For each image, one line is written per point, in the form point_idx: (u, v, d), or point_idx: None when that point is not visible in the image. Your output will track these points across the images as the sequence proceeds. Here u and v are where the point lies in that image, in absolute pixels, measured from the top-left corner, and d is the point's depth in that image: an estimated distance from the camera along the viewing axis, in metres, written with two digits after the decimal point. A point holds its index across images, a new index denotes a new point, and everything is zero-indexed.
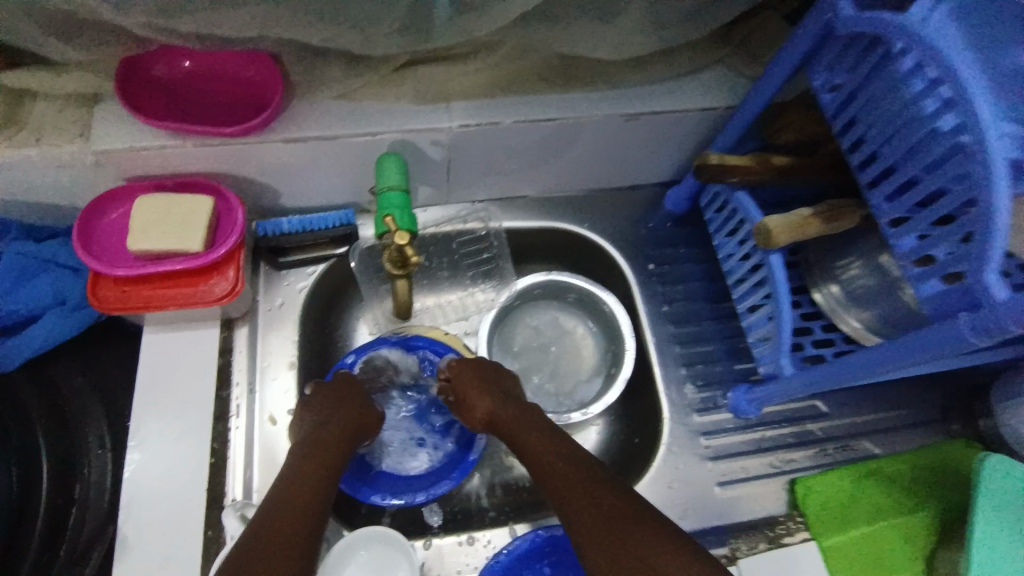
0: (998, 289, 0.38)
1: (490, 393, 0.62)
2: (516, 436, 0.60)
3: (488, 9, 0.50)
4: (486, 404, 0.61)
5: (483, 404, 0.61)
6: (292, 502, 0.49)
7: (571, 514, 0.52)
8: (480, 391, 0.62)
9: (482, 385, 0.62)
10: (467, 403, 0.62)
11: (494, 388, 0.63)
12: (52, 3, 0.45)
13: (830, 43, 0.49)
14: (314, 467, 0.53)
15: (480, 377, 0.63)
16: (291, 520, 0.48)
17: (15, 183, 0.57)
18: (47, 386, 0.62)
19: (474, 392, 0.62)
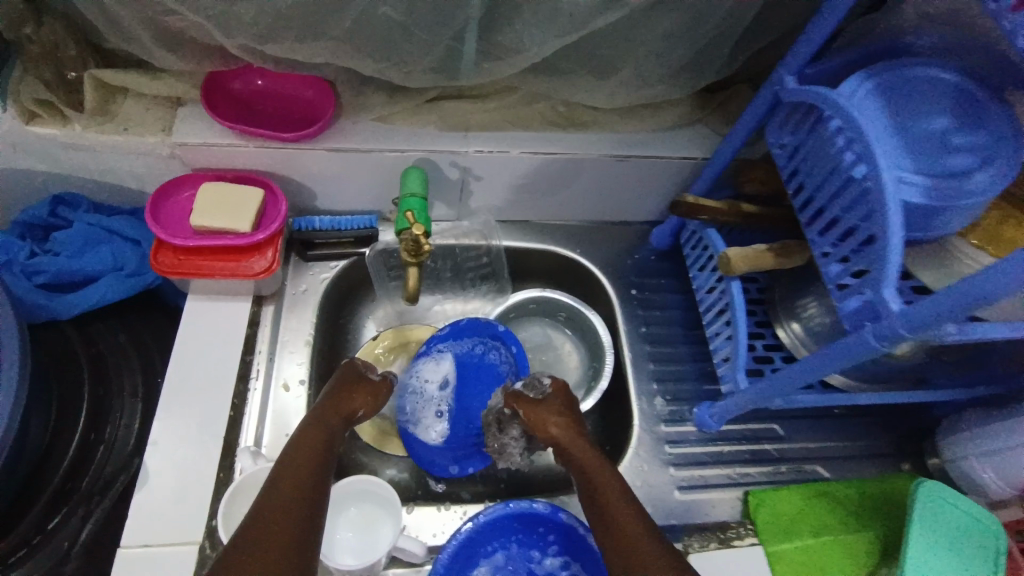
0: (891, 301, 0.46)
1: (563, 414, 0.66)
2: (569, 453, 0.63)
3: (509, 58, 0.62)
4: (557, 427, 0.65)
5: (555, 420, 0.66)
6: (288, 478, 0.53)
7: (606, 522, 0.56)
8: (548, 409, 0.67)
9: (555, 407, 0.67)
10: (540, 417, 0.66)
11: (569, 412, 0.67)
12: (172, 23, 0.58)
13: (779, 110, 0.61)
14: (317, 426, 0.60)
15: (559, 403, 0.68)
16: (292, 498, 0.51)
17: (103, 163, 0.69)
18: (92, 340, 0.70)
19: (547, 410, 0.67)
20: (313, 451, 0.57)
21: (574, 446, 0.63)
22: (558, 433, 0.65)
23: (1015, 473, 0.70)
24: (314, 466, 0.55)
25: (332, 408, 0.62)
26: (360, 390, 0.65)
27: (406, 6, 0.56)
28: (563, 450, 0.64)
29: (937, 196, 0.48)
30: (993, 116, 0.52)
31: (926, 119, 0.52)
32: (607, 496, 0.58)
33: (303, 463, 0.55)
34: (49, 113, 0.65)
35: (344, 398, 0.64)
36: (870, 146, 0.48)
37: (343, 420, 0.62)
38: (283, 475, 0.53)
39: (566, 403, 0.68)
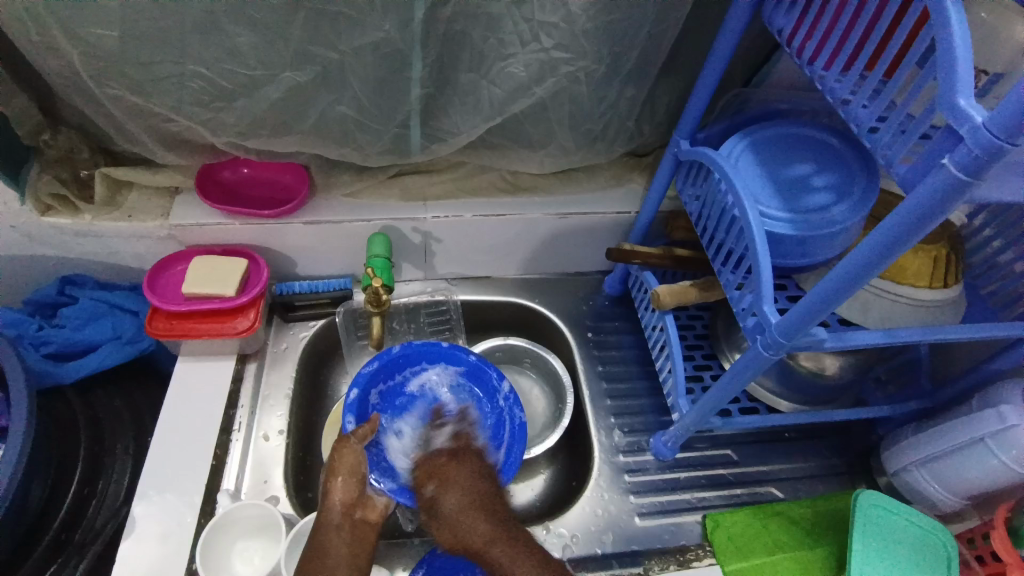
0: (770, 315, 0.55)
1: (472, 509, 0.66)
2: (483, 547, 0.63)
3: (448, 140, 0.75)
4: (468, 528, 0.65)
5: (457, 510, 0.66)
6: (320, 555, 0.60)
7: None
8: (458, 511, 0.66)
9: (463, 501, 0.67)
10: (452, 515, 0.66)
11: (473, 486, 0.68)
12: (172, 129, 0.70)
13: (681, 168, 0.73)
14: (337, 492, 0.64)
15: (466, 497, 0.67)
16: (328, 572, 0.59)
17: (109, 248, 0.80)
18: (92, 404, 0.79)
19: (451, 498, 0.67)
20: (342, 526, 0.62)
21: (489, 546, 0.63)
22: (471, 532, 0.64)
23: (953, 480, 0.71)
24: (352, 544, 0.62)
25: (344, 472, 0.64)
26: (347, 452, 0.65)
27: (357, 105, 0.68)
28: (483, 548, 0.63)
29: (802, 227, 0.58)
30: (848, 160, 0.62)
31: (789, 167, 0.62)
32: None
33: (342, 543, 0.62)
34: (63, 205, 0.76)
35: (348, 462, 0.64)
36: (738, 194, 0.58)
37: (355, 485, 0.64)
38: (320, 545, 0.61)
39: (476, 482, 0.69)
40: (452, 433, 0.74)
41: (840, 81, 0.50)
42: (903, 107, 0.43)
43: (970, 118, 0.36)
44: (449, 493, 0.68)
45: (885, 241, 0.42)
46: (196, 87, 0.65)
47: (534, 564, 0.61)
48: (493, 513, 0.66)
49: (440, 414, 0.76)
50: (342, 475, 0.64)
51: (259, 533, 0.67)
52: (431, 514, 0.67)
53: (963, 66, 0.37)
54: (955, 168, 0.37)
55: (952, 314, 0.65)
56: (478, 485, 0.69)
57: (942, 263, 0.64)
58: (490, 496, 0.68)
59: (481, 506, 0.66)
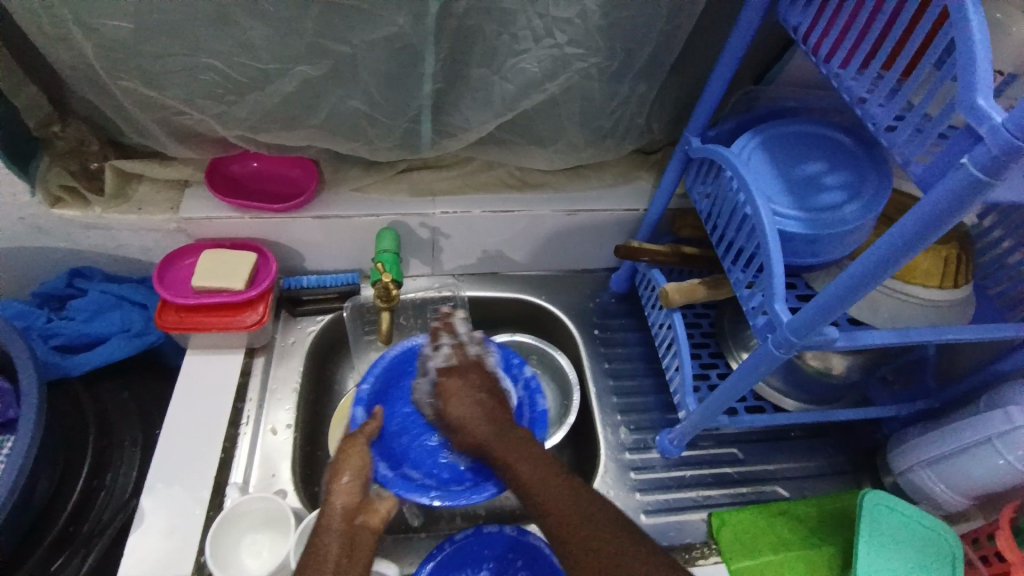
0: (782, 313, 0.54)
1: (474, 407, 0.67)
2: (489, 445, 0.65)
3: (458, 135, 0.75)
4: (473, 428, 0.66)
5: (463, 417, 0.67)
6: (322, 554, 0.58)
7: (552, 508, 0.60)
8: (462, 412, 0.67)
9: (464, 399, 0.68)
10: (458, 423, 0.67)
11: (476, 393, 0.69)
12: (182, 122, 0.70)
13: (692, 165, 0.73)
14: (341, 493, 0.62)
15: (470, 398, 0.68)
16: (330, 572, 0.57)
17: (118, 241, 0.80)
18: (101, 397, 0.79)
19: (458, 409, 0.68)
20: (344, 530, 0.60)
21: (491, 442, 0.65)
22: (474, 431, 0.66)
23: (958, 481, 0.71)
24: (348, 547, 0.59)
25: (351, 472, 0.64)
26: (356, 450, 0.65)
27: (368, 100, 0.68)
28: (487, 446, 0.65)
29: (813, 226, 0.58)
30: (861, 159, 0.62)
31: (801, 166, 0.62)
32: (537, 487, 0.61)
33: (338, 543, 0.59)
34: (73, 198, 0.76)
35: (353, 459, 0.65)
36: (749, 192, 0.58)
37: (359, 485, 0.63)
38: (321, 549, 0.59)
39: (476, 389, 0.69)
40: (447, 355, 0.74)
41: (855, 80, 0.50)
42: (920, 108, 0.43)
43: (989, 118, 0.36)
44: (455, 404, 0.68)
45: (901, 241, 0.42)
46: (207, 80, 0.64)
47: (543, 471, 0.62)
48: (497, 414, 0.67)
49: (438, 333, 0.77)
50: (347, 475, 0.63)
51: (266, 527, 0.67)
52: (443, 424, 0.69)
53: (982, 66, 0.37)
54: (972, 168, 0.37)
55: (961, 314, 0.65)
56: (482, 383, 0.70)
57: (952, 263, 0.64)
58: (495, 406, 0.68)
59: (486, 413, 0.67)
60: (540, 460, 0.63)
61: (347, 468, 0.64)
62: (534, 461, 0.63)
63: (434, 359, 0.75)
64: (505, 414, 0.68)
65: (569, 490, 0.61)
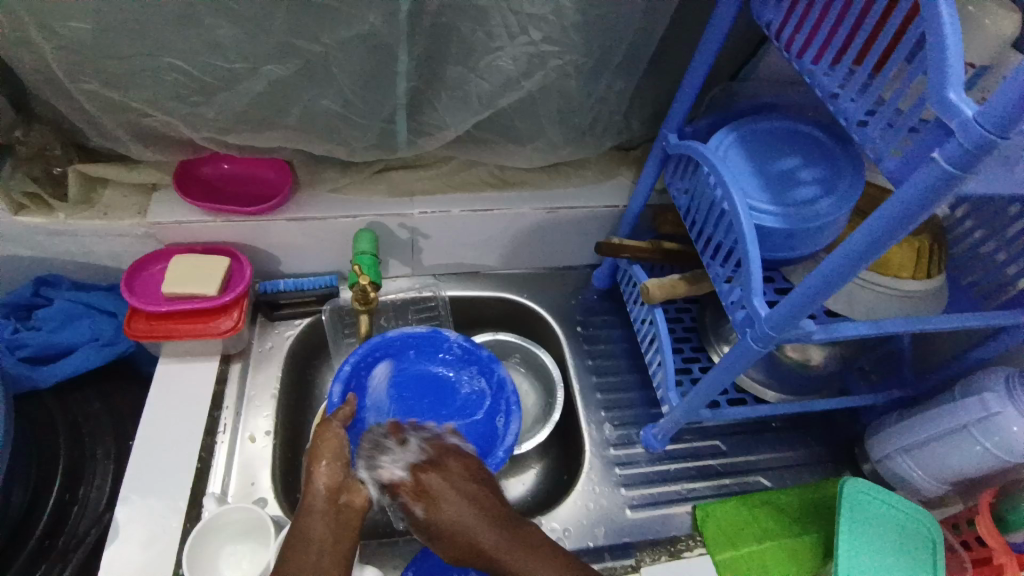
0: (760, 308, 0.55)
1: (465, 502, 0.59)
2: (493, 553, 0.57)
3: (436, 134, 0.74)
4: (472, 535, 0.57)
5: (456, 519, 0.58)
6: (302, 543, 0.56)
7: None
8: (459, 511, 0.58)
9: (451, 498, 0.59)
10: (451, 525, 0.58)
11: (466, 489, 0.60)
12: (148, 124, 0.68)
13: (669, 161, 0.73)
14: (318, 480, 0.59)
15: (461, 495, 0.60)
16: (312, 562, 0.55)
17: (84, 248, 0.77)
18: (71, 409, 0.77)
19: (449, 512, 0.58)
20: (326, 517, 0.57)
21: (496, 549, 0.57)
22: (471, 536, 0.57)
23: (936, 467, 0.72)
24: (333, 532, 0.57)
25: (328, 457, 0.61)
26: (330, 437, 0.62)
27: (342, 99, 0.67)
28: (491, 555, 0.57)
29: (790, 221, 0.58)
30: (835, 154, 0.63)
31: (777, 161, 0.63)
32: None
33: (322, 532, 0.57)
34: (36, 204, 0.73)
35: (330, 445, 0.61)
36: (727, 188, 0.58)
37: (338, 469, 0.60)
38: (303, 535, 0.56)
39: (463, 483, 0.61)
40: (419, 447, 0.66)
41: (828, 75, 0.50)
42: (891, 103, 0.43)
43: (960, 113, 0.36)
44: (443, 509, 0.58)
45: (875, 234, 0.42)
46: (173, 81, 0.62)
47: (560, 569, 0.56)
48: (493, 505, 0.60)
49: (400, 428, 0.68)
50: (325, 461, 0.60)
51: (246, 536, 0.66)
52: (426, 534, 0.59)
53: (952, 60, 0.38)
54: (944, 162, 0.37)
55: (935, 303, 0.66)
56: (466, 478, 0.62)
57: (925, 255, 0.66)
58: (483, 495, 0.60)
59: (478, 507, 0.59)
60: (552, 556, 0.57)
61: (325, 453, 0.61)
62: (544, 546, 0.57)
63: (398, 455, 0.65)
64: (500, 501, 0.61)
65: (576, 567, 0.56)
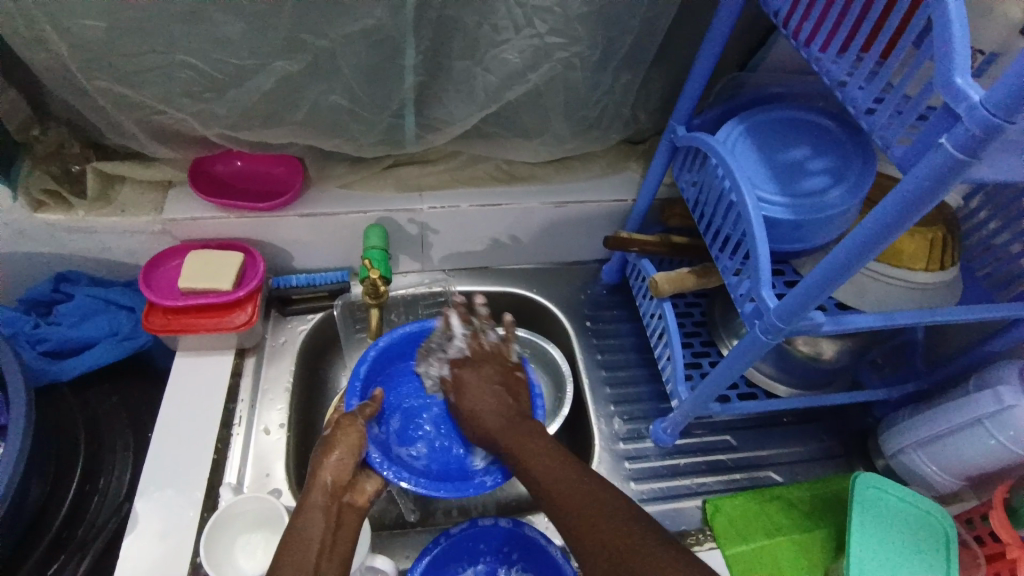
0: (768, 300, 0.55)
1: (490, 396, 0.69)
2: (501, 438, 0.65)
3: (443, 128, 0.74)
4: (486, 420, 0.67)
5: (475, 410, 0.68)
6: (299, 542, 0.57)
7: (562, 497, 0.58)
8: (482, 401, 0.68)
9: (483, 388, 0.69)
10: (471, 415, 0.68)
11: (486, 390, 0.69)
12: (162, 122, 0.70)
13: (678, 154, 0.73)
14: (322, 481, 0.62)
15: (489, 385, 0.70)
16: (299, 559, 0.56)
17: (102, 245, 0.79)
18: (92, 402, 0.79)
19: (468, 402, 0.69)
20: (329, 517, 0.60)
21: (501, 433, 0.65)
22: (486, 423, 0.67)
23: (950, 461, 0.71)
24: (328, 531, 0.58)
25: (337, 446, 0.64)
26: (351, 432, 0.65)
27: (350, 94, 0.68)
28: (500, 437, 0.65)
29: (799, 212, 0.58)
30: (844, 143, 0.62)
31: (786, 151, 0.62)
32: (546, 475, 0.60)
33: (318, 528, 0.58)
34: (56, 201, 0.75)
35: (345, 438, 0.64)
36: (735, 180, 0.58)
37: (348, 466, 0.63)
38: (302, 532, 0.58)
39: (486, 381, 0.70)
40: (466, 342, 0.74)
41: (836, 63, 0.50)
42: (898, 89, 0.43)
43: (967, 97, 0.36)
44: (466, 400, 0.70)
45: (883, 221, 0.42)
46: (185, 79, 0.64)
47: (556, 463, 0.61)
48: (512, 403, 0.68)
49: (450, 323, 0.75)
50: (337, 454, 0.63)
51: (260, 526, 0.67)
52: (458, 417, 0.70)
53: (959, 45, 0.37)
54: (952, 147, 0.37)
55: (948, 295, 0.65)
56: (502, 373, 0.71)
57: (938, 246, 0.65)
58: (501, 393, 0.69)
59: (494, 400, 0.68)
60: (547, 446, 0.62)
61: (341, 445, 0.64)
62: (545, 451, 0.62)
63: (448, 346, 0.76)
64: (523, 397, 0.69)
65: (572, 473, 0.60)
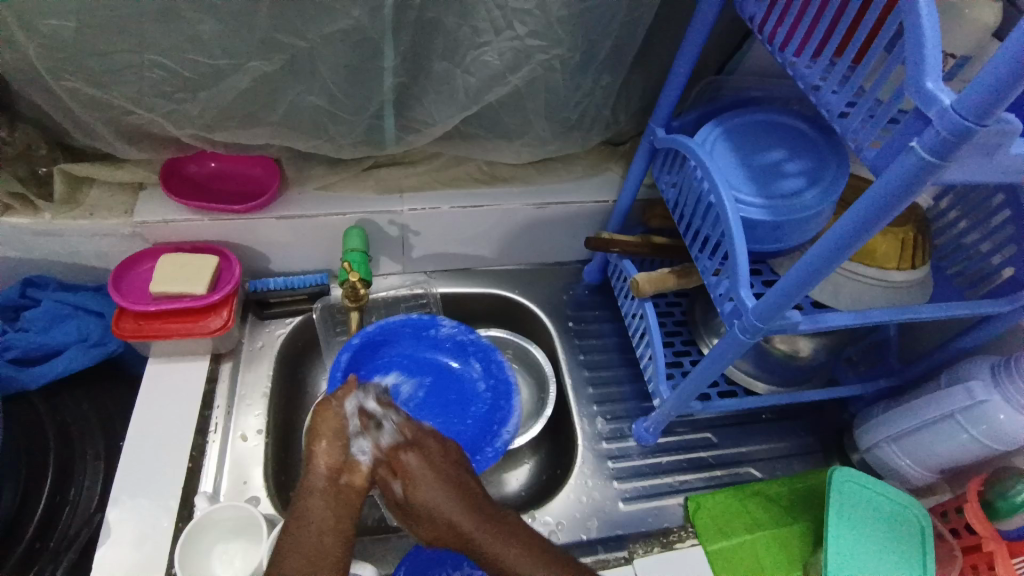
0: (747, 300, 0.55)
1: (442, 478, 0.58)
2: (473, 540, 0.54)
3: (423, 130, 0.74)
4: (445, 519, 0.55)
5: (432, 504, 0.56)
6: (302, 531, 0.53)
7: None
8: (437, 486, 0.57)
9: (429, 474, 0.58)
10: (425, 507, 0.56)
11: (444, 474, 0.58)
12: (132, 122, 0.68)
13: (657, 155, 0.73)
14: (320, 460, 0.58)
15: (445, 476, 0.58)
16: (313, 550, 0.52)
17: (70, 249, 0.77)
18: (60, 410, 0.76)
19: (424, 496, 0.56)
20: (332, 500, 0.55)
21: (475, 532, 0.54)
22: (444, 515, 0.55)
23: (923, 455, 0.73)
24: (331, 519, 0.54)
25: (328, 430, 0.59)
26: (330, 415, 0.61)
27: (328, 95, 0.67)
28: (467, 540, 0.54)
29: (776, 213, 0.59)
30: (818, 145, 0.63)
31: (763, 153, 0.63)
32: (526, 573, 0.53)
33: (319, 518, 0.54)
34: (22, 204, 0.73)
35: (330, 417, 0.61)
36: (713, 181, 0.59)
37: (340, 450, 0.59)
38: (304, 519, 0.53)
39: (437, 465, 0.59)
40: (397, 427, 0.62)
41: (810, 67, 0.51)
42: (871, 93, 0.44)
43: (937, 102, 0.37)
44: (420, 496, 0.56)
45: (858, 223, 0.43)
46: (156, 78, 0.62)
47: (539, 562, 0.53)
48: (470, 484, 0.58)
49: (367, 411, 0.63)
50: (323, 440, 0.59)
51: (238, 535, 0.66)
52: (402, 512, 0.58)
53: (930, 51, 0.38)
54: (923, 150, 0.37)
55: (920, 294, 0.67)
56: (448, 457, 0.61)
57: (909, 245, 0.66)
58: (457, 479, 0.58)
59: (457, 492, 0.57)
60: (525, 540, 0.55)
61: (329, 428, 0.60)
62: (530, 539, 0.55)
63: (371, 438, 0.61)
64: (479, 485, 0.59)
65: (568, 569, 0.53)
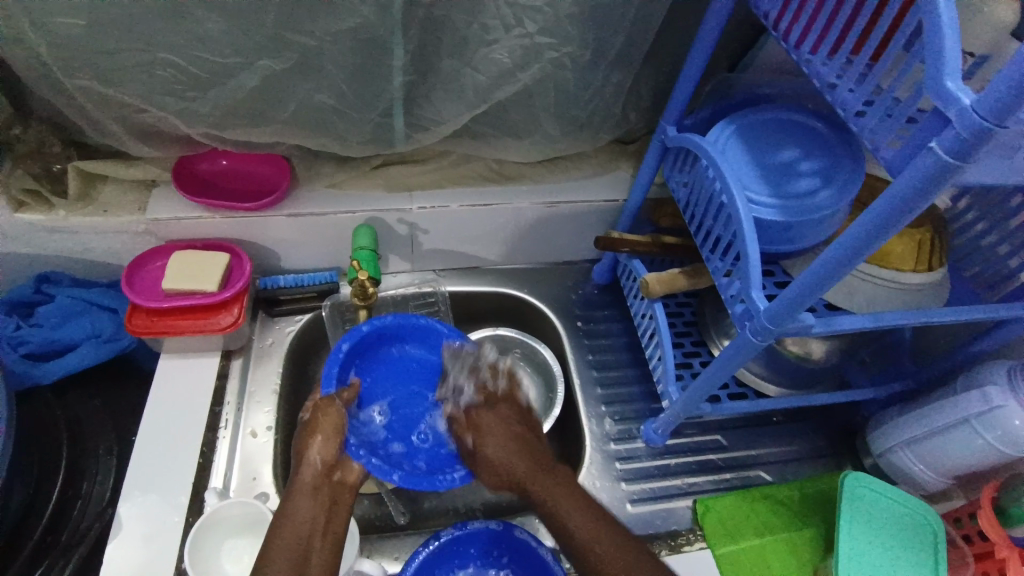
0: (758, 301, 0.55)
1: (514, 440, 0.66)
2: (529, 486, 0.63)
3: (432, 128, 0.74)
4: (511, 468, 0.64)
5: (494, 449, 0.65)
6: (287, 525, 0.57)
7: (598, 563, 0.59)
8: (512, 449, 0.65)
9: (505, 430, 0.66)
10: (492, 462, 0.64)
11: (512, 434, 0.66)
12: (144, 120, 0.68)
13: (669, 154, 0.73)
14: (314, 461, 0.61)
15: (513, 439, 0.66)
16: (291, 542, 0.56)
17: (84, 245, 0.77)
18: (74, 405, 0.78)
19: (490, 448, 0.65)
20: (323, 499, 0.59)
21: (533, 483, 0.63)
22: (513, 470, 0.64)
23: (937, 460, 0.72)
24: (309, 529, 0.57)
25: (318, 427, 0.62)
26: (331, 414, 0.63)
27: (337, 94, 0.67)
28: (524, 487, 0.64)
29: (788, 213, 0.58)
30: (832, 144, 0.62)
31: (776, 153, 0.62)
32: (564, 514, 0.62)
33: (299, 526, 0.57)
34: (37, 200, 0.74)
35: (320, 417, 0.63)
36: (725, 180, 0.58)
37: (332, 460, 0.61)
38: (290, 515, 0.58)
39: (500, 418, 0.67)
40: (477, 389, 0.70)
41: (826, 65, 0.50)
42: (889, 92, 0.43)
43: (957, 101, 0.36)
44: (486, 444, 0.65)
45: (873, 225, 0.42)
46: (167, 77, 0.62)
47: (577, 504, 0.62)
48: (536, 444, 0.67)
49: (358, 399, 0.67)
50: (319, 442, 0.61)
51: (246, 531, 0.66)
52: (470, 462, 0.66)
53: (950, 49, 0.37)
54: (941, 151, 0.37)
55: (936, 297, 0.66)
56: (524, 416, 0.69)
57: (926, 247, 0.66)
58: (524, 440, 0.66)
59: (520, 446, 0.65)
60: (568, 489, 0.63)
61: (326, 430, 0.62)
62: (570, 498, 0.63)
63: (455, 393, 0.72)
64: (542, 445, 0.67)
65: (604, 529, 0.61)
